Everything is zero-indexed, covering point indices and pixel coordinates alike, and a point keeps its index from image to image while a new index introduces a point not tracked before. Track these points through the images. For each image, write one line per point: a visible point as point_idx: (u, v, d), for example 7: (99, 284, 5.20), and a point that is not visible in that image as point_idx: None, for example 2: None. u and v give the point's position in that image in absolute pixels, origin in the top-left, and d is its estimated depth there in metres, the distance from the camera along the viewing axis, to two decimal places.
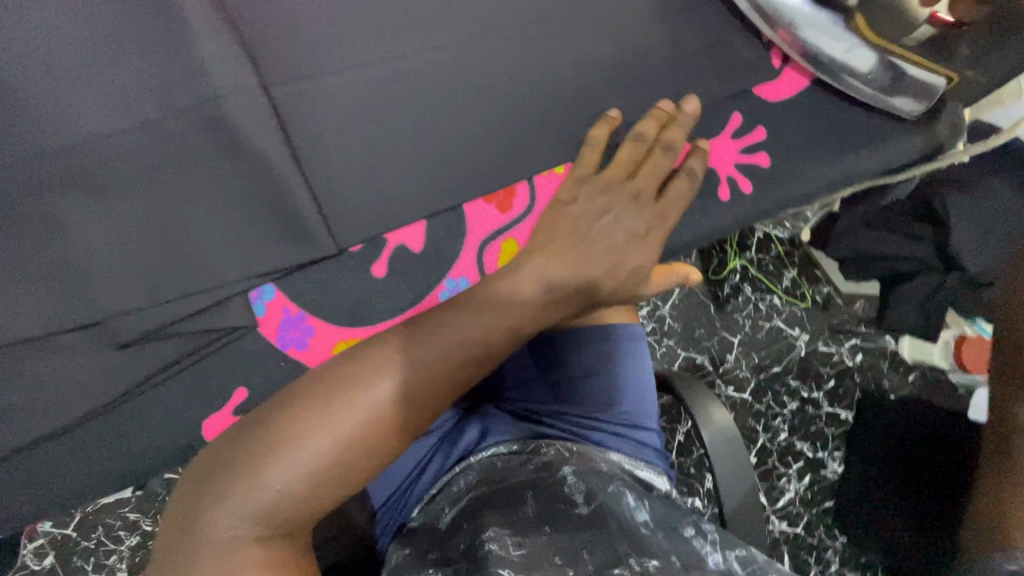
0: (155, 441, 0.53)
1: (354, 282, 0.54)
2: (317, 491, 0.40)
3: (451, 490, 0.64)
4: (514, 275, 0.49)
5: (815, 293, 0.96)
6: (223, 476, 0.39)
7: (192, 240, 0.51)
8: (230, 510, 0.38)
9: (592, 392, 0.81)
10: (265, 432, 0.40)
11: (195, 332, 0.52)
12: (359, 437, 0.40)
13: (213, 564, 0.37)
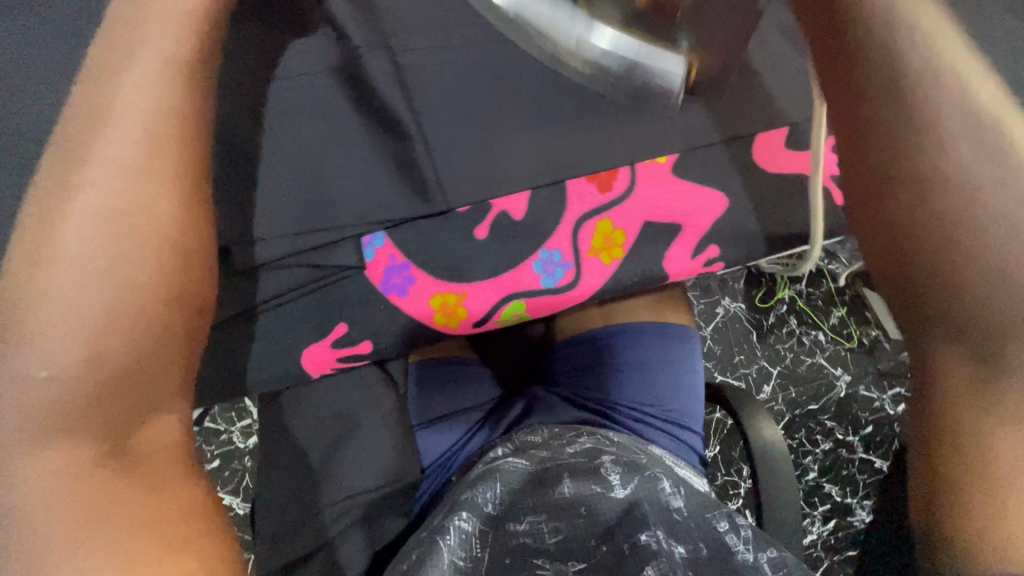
0: (256, 363, 0.56)
1: (457, 239, 0.58)
2: (129, 311, 0.35)
3: (489, 458, 0.61)
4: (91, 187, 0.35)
5: (862, 334, 0.94)
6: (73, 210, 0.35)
7: (319, 182, 0.55)
8: (76, 238, 0.34)
9: (642, 385, 0.82)
10: (87, 186, 0.35)
11: (309, 266, 0.56)
12: (162, 272, 0.36)
13: (40, 326, 0.33)
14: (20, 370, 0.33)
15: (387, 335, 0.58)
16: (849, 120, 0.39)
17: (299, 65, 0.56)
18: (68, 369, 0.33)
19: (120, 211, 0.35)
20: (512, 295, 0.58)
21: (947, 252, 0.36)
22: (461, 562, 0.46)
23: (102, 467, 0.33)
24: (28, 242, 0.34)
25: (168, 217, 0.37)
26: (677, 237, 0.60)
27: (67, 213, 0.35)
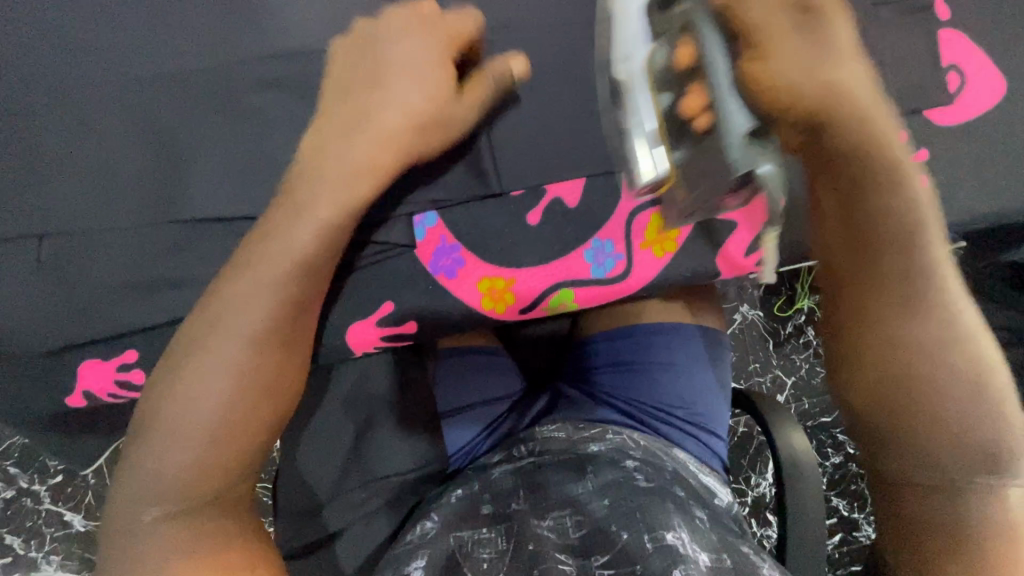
0: (302, 337, 0.56)
1: (510, 223, 0.57)
2: (236, 404, 0.40)
3: (513, 452, 0.67)
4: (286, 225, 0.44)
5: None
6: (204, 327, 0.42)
7: None
8: (206, 346, 0.41)
9: (667, 387, 0.81)
10: (242, 276, 0.43)
11: (360, 243, 0.55)
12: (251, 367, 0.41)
13: (166, 424, 0.39)
14: (149, 441, 0.39)
15: (433, 315, 0.57)
16: (835, 257, 0.41)
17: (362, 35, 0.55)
18: (184, 449, 0.39)
19: (252, 299, 0.42)
20: (560, 283, 0.57)
21: (866, 313, 0.41)
22: (485, 560, 0.50)
23: (199, 508, 0.39)
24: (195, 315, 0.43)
25: (283, 315, 0.43)
26: (732, 233, 0.59)
27: (222, 298, 0.43)
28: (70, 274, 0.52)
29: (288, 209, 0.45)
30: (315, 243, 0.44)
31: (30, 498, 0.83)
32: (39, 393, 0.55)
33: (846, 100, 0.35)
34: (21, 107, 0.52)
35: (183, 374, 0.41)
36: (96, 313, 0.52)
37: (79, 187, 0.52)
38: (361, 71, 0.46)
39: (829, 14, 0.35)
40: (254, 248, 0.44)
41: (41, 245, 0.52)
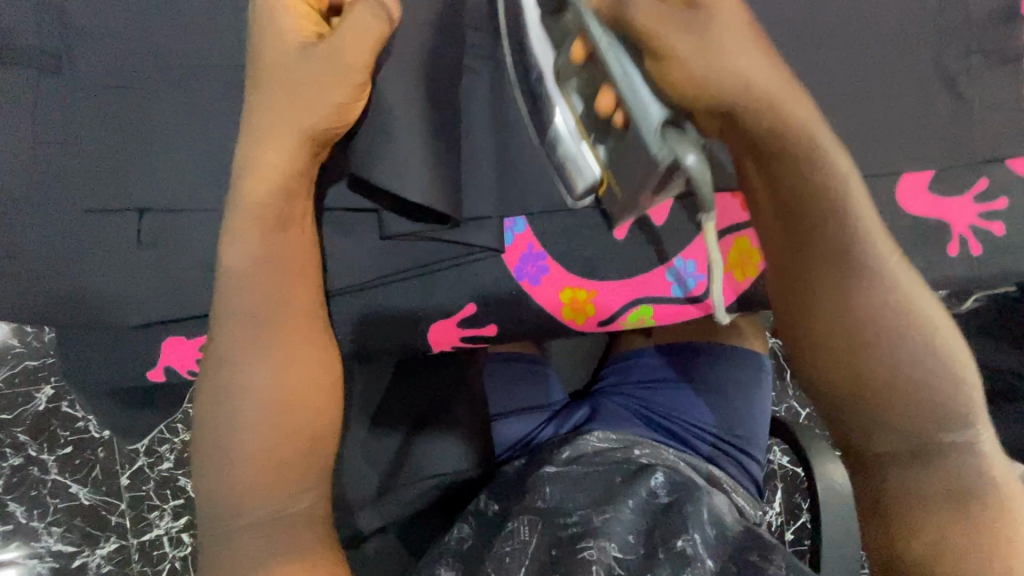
0: (385, 330, 0.58)
1: (596, 237, 0.58)
2: (294, 404, 0.41)
3: (555, 455, 0.67)
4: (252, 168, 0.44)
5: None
6: (250, 332, 0.42)
7: (473, 161, 0.55)
8: (255, 356, 0.41)
9: (703, 407, 0.85)
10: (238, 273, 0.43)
11: (451, 243, 0.55)
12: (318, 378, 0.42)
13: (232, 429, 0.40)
14: (216, 471, 0.39)
15: (514, 324, 0.59)
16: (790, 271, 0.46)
17: (472, 39, 0.55)
18: (258, 442, 0.39)
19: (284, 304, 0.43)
20: (641, 300, 0.58)
21: (820, 300, 0.45)
22: (509, 555, 0.54)
23: (277, 506, 0.39)
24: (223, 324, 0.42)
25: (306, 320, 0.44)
26: None
27: (243, 330, 0.42)
28: (164, 253, 0.52)
29: (269, 225, 0.43)
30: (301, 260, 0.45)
31: (37, 468, 0.85)
32: (113, 366, 0.55)
33: (792, 152, 0.45)
34: (124, 79, 0.52)
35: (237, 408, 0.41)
36: (186, 293, 0.53)
37: (176, 166, 0.52)
38: (323, 84, 0.44)
39: (801, 109, 0.45)
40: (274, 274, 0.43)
41: (139, 221, 0.52)
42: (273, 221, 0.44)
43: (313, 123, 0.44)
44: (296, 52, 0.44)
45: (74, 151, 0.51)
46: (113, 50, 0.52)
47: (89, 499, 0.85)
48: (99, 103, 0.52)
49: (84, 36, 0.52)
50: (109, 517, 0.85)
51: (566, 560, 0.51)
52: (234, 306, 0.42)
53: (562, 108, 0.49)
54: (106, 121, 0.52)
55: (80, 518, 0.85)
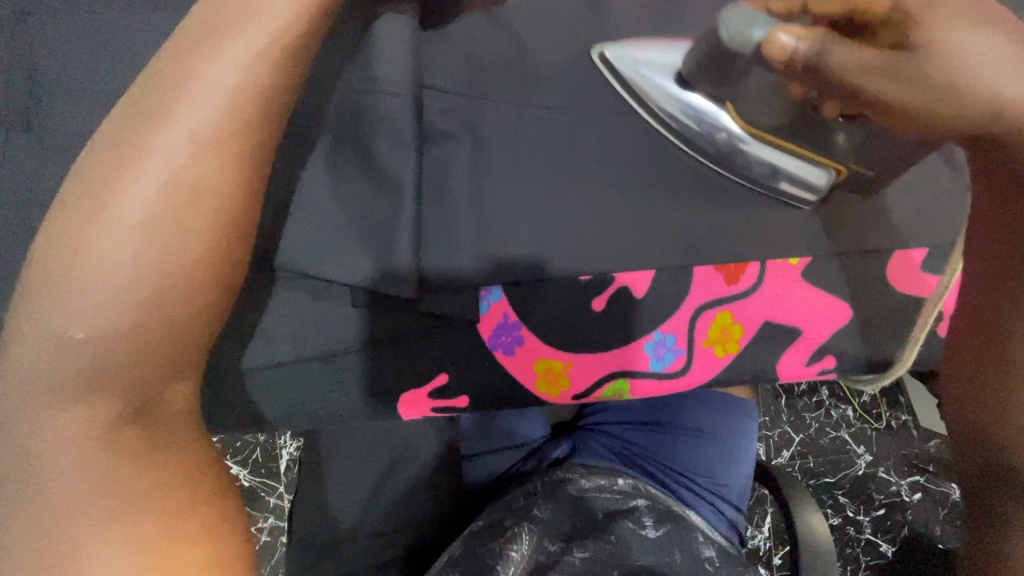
0: (356, 397, 0.55)
1: (575, 307, 0.56)
2: (148, 359, 0.32)
3: (526, 489, 0.67)
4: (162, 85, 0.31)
5: (891, 417, 0.97)
6: (93, 212, 0.30)
7: (448, 230, 0.54)
8: (107, 244, 0.30)
9: (686, 449, 0.85)
10: (107, 185, 0.30)
11: (425, 313, 0.54)
12: (164, 326, 0.31)
13: (63, 367, 0.30)
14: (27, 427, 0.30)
15: (488, 392, 0.57)
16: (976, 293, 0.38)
17: (450, 104, 0.53)
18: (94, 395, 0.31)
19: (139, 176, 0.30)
20: (617, 373, 0.57)
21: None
22: (516, 554, 0.52)
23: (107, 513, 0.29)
24: (69, 204, 0.31)
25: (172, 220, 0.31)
26: (796, 341, 0.58)
27: (84, 216, 0.30)
28: None
29: (139, 184, 0.30)
30: (212, 238, 0.32)
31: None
32: None
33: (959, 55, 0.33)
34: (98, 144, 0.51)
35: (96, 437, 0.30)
36: None
37: None
38: (281, 47, 0.33)
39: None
40: (179, 220, 0.31)
41: None
42: (161, 147, 0.31)
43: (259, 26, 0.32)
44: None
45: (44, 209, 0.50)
46: (92, 104, 0.51)
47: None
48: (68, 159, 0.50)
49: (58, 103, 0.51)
50: None
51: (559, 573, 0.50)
52: (103, 252, 0.30)
53: (761, 29, 0.43)
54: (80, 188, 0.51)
55: None
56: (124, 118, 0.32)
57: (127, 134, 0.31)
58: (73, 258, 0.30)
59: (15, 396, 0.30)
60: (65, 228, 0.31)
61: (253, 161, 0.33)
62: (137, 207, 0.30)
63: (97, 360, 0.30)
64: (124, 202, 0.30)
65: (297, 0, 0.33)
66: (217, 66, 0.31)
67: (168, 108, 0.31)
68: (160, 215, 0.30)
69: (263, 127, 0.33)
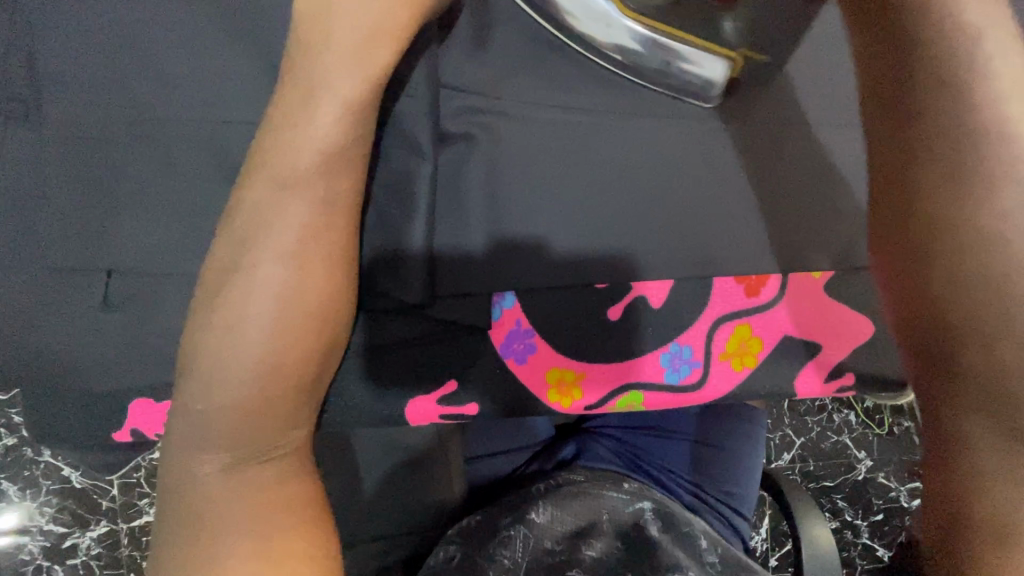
0: (361, 402, 0.53)
1: (589, 314, 0.54)
2: (278, 373, 0.43)
3: (529, 493, 0.64)
4: (284, 149, 0.44)
5: (894, 423, 0.95)
6: (248, 269, 0.43)
7: (462, 235, 0.53)
8: (259, 292, 0.43)
9: (693, 456, 0.83)
10: (258, 242, 0.44)
11: (436, 318, 0.53)
12: (287, 351, 0.43)
13: (223, 377, 0.42)
14: (197, 419, 0.43)
15: (498, 401, 0.55)
16: (876, 125, 0.49)
17: (468, 107, 0.53)
18: (236, 398, 0.42)
19: (279, 234, 0.44)
20: (631, 385, 0.55)
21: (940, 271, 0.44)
22: (507, 561, 0.55)
23: (255, 469, 0.43)
24: (225, 259, 0.44)
25: (305, 270, 0.44)
26: (815, 356, 0.56)
27: (241, 269, 0.44)
28: (137, 318, 0.50)
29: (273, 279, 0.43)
30: (327, 286, 0.45)
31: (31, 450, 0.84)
32: (73, 432, 0.52)
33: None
34: (101, 137, 0.50)
35: (222, 465, 0.42)
36: (155, 357, 0.51)
37: (156, 219, 0.50)
38: (328, 157, 0.44)
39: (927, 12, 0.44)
40: (300, 303, 0.44)
41: (108, 280, 0.50)
42: (280, 253, 0.43)
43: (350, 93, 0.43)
44: (306, 129, 0.43)
45: (56, 194, 0.50)
46: (95, 96, 0.50)
47: (81, 483, 0.85)
48: (82, 144, 0.50)
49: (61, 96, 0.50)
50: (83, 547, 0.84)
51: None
52: (246, 312, 0.43)
53: None
54: (83, 183, 0.50)
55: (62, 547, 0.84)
56: (238, 238, 0.44)
57: (267, 204, 0.44)
58: (223, 340, 0.42)
59: (196, 398, 0.43)
60: (211, 319, 0.43)
61: (335, 254, 0.45)
62: (281, 257, 0.43)
63: (251, 367, 0.43)
64: (261, 290, 0.43)
65: (345, 125, 0.44)
66: (302, 189, 0.44)
67: (276, 225, 0.43)
68: (282, 297, 0.43)
69: (338, 227, 0.45)
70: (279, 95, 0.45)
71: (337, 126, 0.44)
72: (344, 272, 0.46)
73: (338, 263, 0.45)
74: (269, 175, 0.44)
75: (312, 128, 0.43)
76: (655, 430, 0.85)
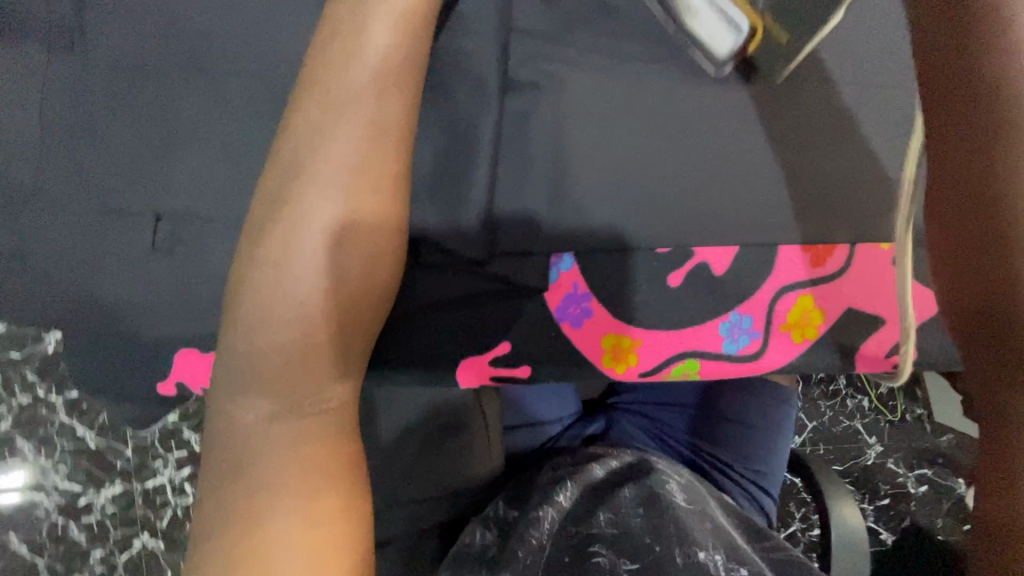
0: (411, 362, 0.52)
1: (646, 280, 0.53)
2: (331, 313, 0.40)
3: (561, 467, 0.65)
4: (337, 72, 0.42)
5: (906, 410, 0.94)
6: (296, 198, 0.40)
7: (523, 187, 0.50)
8: (309, 224, 0.40)
9: (724, 436, 0.81)
10: (310, 167, 0.41)
11: (491, 277, 0.51)
12: (335, 289, 0.40)
13: (266, 312, 0.39)
14: (238, 359, 0.39)
15: (551, 364, 0.54)
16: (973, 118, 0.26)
17: (535, 54, 0.50)
18: (283, 336, 0.39)
19: (331, 160, 0.41)
20: (685, 353, 0.54)
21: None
22: (536, 541, 0.53)
23: (297, 414, 0.39)
24: (271, 187, 0.41)
25: (357, 202, 0.41)
26: (878, 330, 0.54)
27: (287, 196, 0.40)
28: (182, 265, 0.48)
29: (327, 207, 0.40)
30: (378, 220, 0.42)
31: (45, 408, 0.84)
32: (116, 381, 0.51)
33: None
34: (150, 77, 0.48)
35: (270, 408, 0.39)
36: (203, 305, 0.49)
37: (211, 161, 0.48)
38: (386, 76, 0.42)
39: None
40: (356, 235, 0.41)
41: (155, 224, 0.48)
42: (335, 179, 0.40)
43: (401, 7, 0.42)
44: (362, 43, 0.42)
45: (101, 134, 0.48)
46: (148, 36, 0.48)
47: (96, 443, 0.85)
48: (133, 82, 0.48)
49: (111, 32, 0.48)
50: (95, 505, 0.84)
51: (574, 556, 0.50)
52: (297, 245, 0.40)
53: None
54: (130, 124, 0.48)
55: (75, 504, 0.84)
56: (287, 164, 0.41)
57: (317, 128, 0.41)
58: (274, 269, 0.39)
59: (234, 332, 0.40)
60: (260, 249, 0.40)
61: (390, 184, 0.42)
62: (333, 185, 0.40)
63: (299, 305, 0.39)
64: (314, 218, 0.40)
65: (401, 39, 0.42)
66: (357, 111, 0.41)
67: (331, 149, 0.41)
68: (338, 228, 0.40)
69: (392, 152, 0.42)
70: (326, 23, 0.43)
71: (393, 42, 0.42)
72: (402, 206, 0.43)
73: (395, 195, 0.42)
74: (319, 101, 0.41)
75: (364, 43, 0.42)
76: (686, 409, 0.83)
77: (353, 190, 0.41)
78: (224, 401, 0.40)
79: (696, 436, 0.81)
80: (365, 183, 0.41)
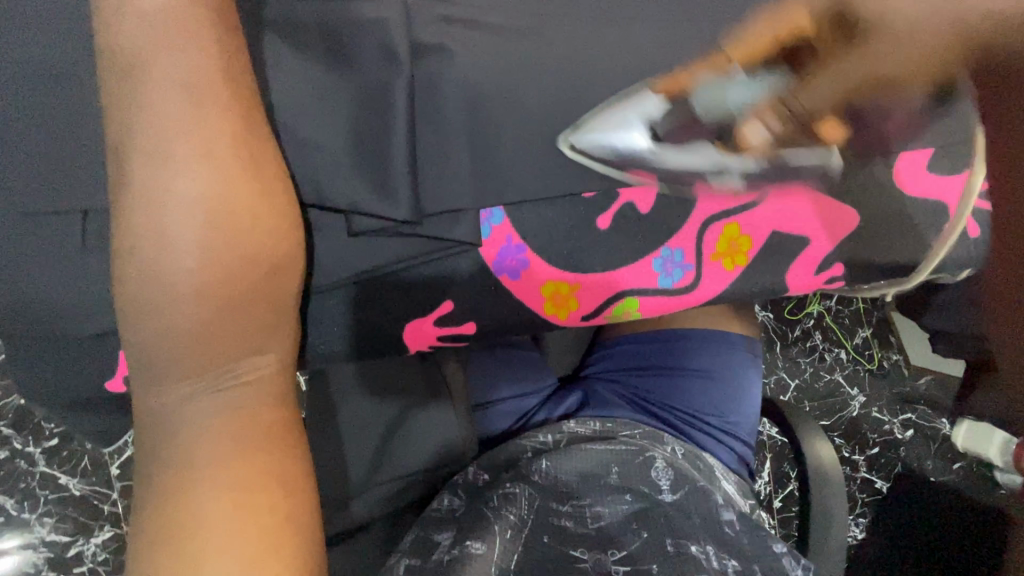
0: (360, 328, 0.55)
1: (576, 226, 0.54)
2: (219, 282, 0.40)
3: (536, 440, 0.66)
4: (135, 41, 0.41)
5: (883, 357, 1.01)
6: (148, 181, 0.40)
7: (442, 148, 0.52)
8: (170, 203, 0.40)
9: (698, 390, 0.82)
10: (149, 147, 0.40)
11: (428, 239, 0.52)
12: (213, 259, 0.40)
13: (150, 300, 0.40)
14: (140, 354, 0.41)
15: (492, 317, 0.56)
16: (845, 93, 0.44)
17: (438, 17, 0.52)
18: (172, 320, 0.40)
19: (165, 135, 0.40)
20: (627, 292, 0.56)
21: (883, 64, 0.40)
22: (513, 517, 0.55)
23: (212, 387, 0.41)
24: (125, 179, 0.41)
25: (209, 167, 0.41)
26: (805, 250, 0.57)
27: (140, 183, 0.40)
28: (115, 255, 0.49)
29: (190, 191, 0.40)
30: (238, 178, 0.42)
31: (23, 461, 0.83)
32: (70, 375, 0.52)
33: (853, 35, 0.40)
34: (55, 85, 0.48)
35: (187, 392, 0.41)
36: None
37: None
38: (174, 27, 0.41)
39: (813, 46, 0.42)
40: (222, 204, 0.41)
41: (85, 221, 0.49)
42: (180, 153, 0.40)
43: None
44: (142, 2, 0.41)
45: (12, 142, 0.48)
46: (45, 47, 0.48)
47: (79, 490, 0.83)
48: (44, 88, 0.48)
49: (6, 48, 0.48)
50: (84, 552, 0.83)
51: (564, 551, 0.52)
52: (164, 227, 0.40)
53: None
54: (45, 132, 0.48)
55: (65, 553, 0.82)
56: (130, 150, 0.41)
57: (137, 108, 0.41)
58: (151, 262, 0.40)
59: (130, 330, 0.41)
60: (133, 241, 0.41)
61: (250, 160, 0.43)
62: (177, 160, 0.40)
63: (178, 283, 0.40)
64: (175, 196, 0.40)
65: None
66: (171, 86, 0.41)
67: (174, 137, 0.40)
68: (204, 207, 0.40)
69: (222, 105, 0.42)
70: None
71: None
72: (274, 180, 0.44)
73: (266, 172, 0.44)
74: (134, 82, 0.41)
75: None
76: (657, 368, 0.83)
77: (195, 156, 0.40)
78: (143, 399, 0.42)
79: (669, 396, 0.81)
80: (207, 147, 0.41)
